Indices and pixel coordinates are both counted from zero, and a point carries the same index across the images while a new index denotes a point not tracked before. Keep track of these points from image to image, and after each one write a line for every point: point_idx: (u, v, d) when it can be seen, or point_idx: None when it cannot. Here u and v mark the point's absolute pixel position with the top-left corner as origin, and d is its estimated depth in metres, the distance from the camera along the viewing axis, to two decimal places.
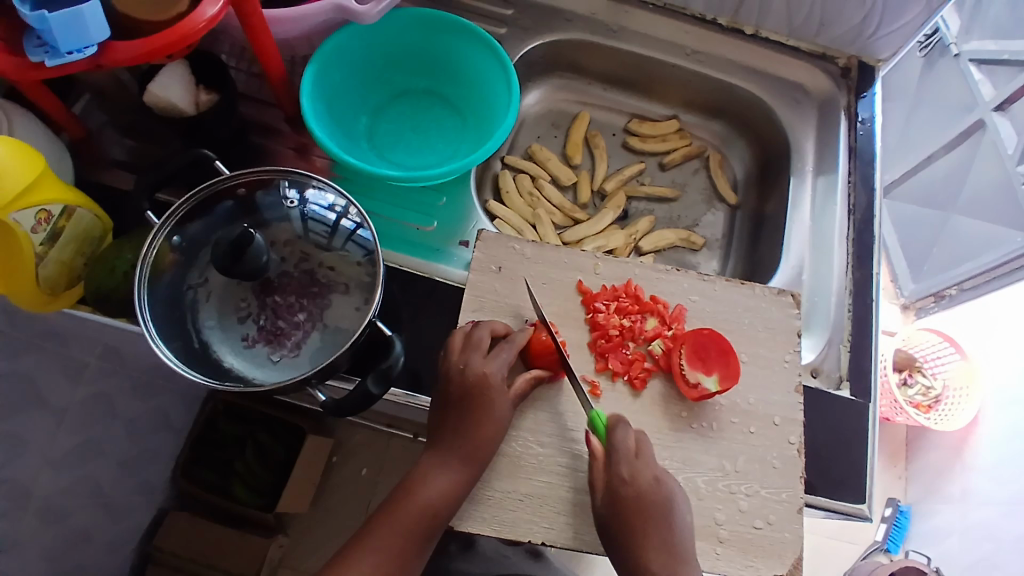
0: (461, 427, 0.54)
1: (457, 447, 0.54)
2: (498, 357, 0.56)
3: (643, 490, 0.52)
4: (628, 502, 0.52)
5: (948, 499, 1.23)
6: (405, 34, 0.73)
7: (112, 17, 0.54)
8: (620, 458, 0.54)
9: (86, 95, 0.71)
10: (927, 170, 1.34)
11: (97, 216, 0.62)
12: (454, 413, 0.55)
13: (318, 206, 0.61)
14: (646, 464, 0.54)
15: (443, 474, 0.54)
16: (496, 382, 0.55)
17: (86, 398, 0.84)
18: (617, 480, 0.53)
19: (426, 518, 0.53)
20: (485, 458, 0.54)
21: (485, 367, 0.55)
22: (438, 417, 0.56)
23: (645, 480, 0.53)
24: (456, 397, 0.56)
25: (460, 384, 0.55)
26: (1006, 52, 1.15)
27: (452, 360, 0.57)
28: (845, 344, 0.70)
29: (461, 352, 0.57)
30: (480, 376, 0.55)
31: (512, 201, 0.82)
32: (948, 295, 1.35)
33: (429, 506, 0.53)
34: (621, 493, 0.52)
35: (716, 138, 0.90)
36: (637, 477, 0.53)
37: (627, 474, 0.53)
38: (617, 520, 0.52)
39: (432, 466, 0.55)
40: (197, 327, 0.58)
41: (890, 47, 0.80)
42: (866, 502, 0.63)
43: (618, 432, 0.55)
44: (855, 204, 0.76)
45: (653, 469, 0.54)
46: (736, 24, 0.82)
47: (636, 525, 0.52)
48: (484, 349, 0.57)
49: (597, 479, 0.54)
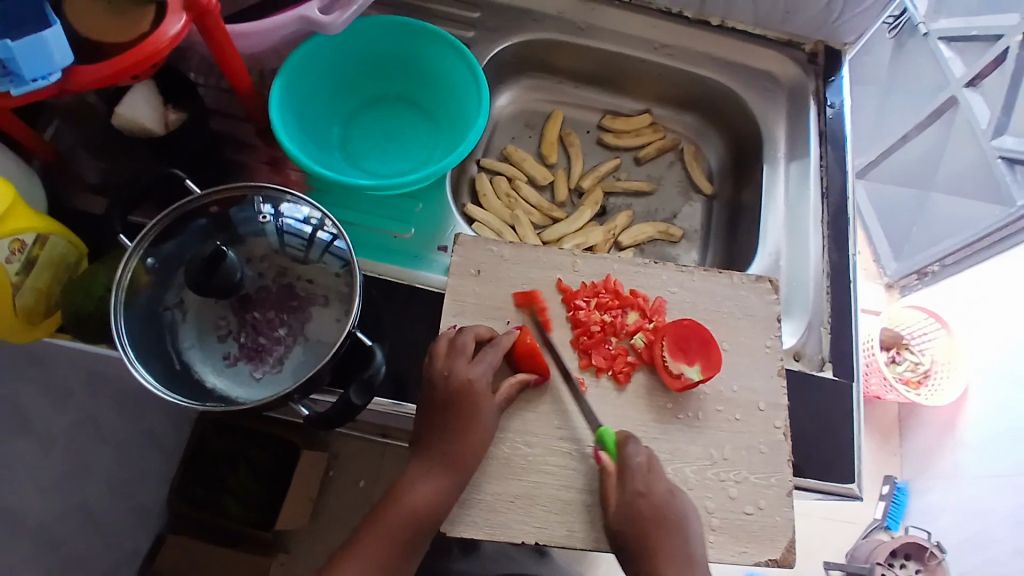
0: (447, 432, 0.54)
1: (443, 453, 0.54)
2: (482, 361, 0.56)
3: (658, 505, 0.53)
4: (643, 517, 0.52)
5: (942, 473, 1.24)
6: (373, 43, 0.73)
7: (74, 41, 0.54)
8: (632, 471, 0.54)
9: (55, 120, 0.71)
10: (903, 150, 1.36)
11: (71, 242, 0.62)
12: (439, 418, 0.55)
13: (293, 219, 0.60)
14: (659, 478, 0.54)
15: (431, 480, 0.54)
16: (481, 388, 0.55)
17: (72, 425, 0.82)
18: (631, 496, 0.53)
19: (413, 525, 0.53)
20: (472, 462, 0.54)
21: (471, 373, 0.55)
22: (424, 423, 0.56)
23: (659, 493, 0.53)
24: (442, 401, 0.55)
25: (445, 390, 0.55)
26: (975, 28, 1.17)
27: (436, 367, 0.56)
28: (825, 326, 0.71)
29: (445, 357, 0.57)
30: (467, 382, 0.55)
31: (490, 204, 0.82)
32: (931, 272, 1.37)
33: (416, 513, 0.53)
34: (637, 508, 0.53)
35: (690, 131, 0.91)
36: (651, 492, 0.53)
37: (637, 488, 0.53)
38: (632, 531, 0.52)
39: (419, 473, 0.54)
40: (177, 348, 0.58)
41: (855, 31, 0.81)
42: (854, 482, 0.64)
43: (628, 448, 0.55)
44: (829, 187, 0.77)
45: (666, 484, 0.54)
46: (703, 17, 0.83)
47: (652, 536, 0.52)
48: (469, 354, 0.56)
49: (610, 495, 0.54)
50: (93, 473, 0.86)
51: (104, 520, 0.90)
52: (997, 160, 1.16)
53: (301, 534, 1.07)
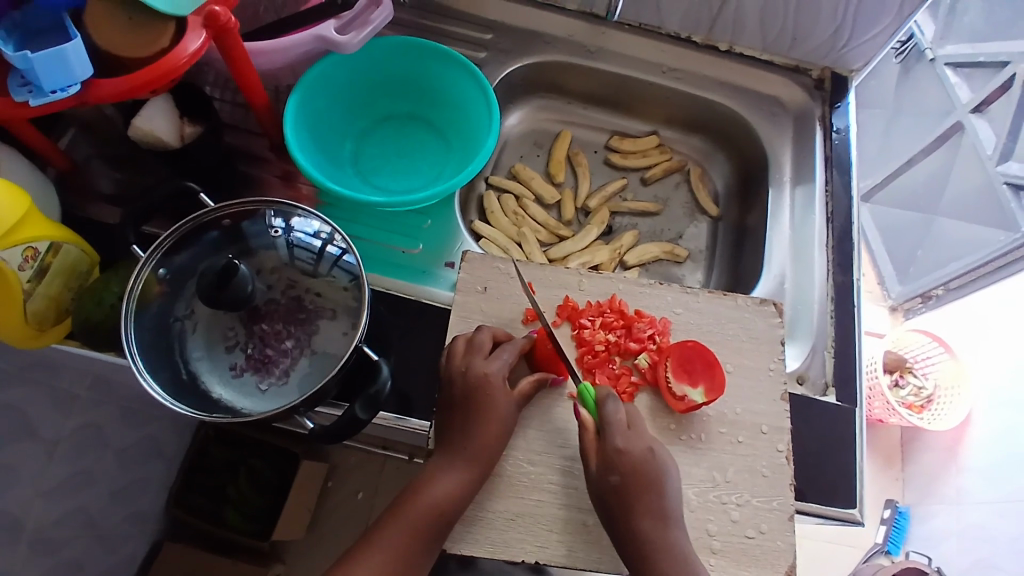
0: (465, 429, 0.55)
1: (462, 447, 0.55)
2: (499, 358, 0.57)
3: (638, 460, 0.54)
4: (625, 472, 0.53)
5: (944, 499, 1.23)
6: (386, 61, 0.74)
7: (96, 54, 0.55)
8: (615, 428, 0.55)
9: (72, 130, 0.72)
10: (908, 173, 1.37)
11: (83, 250, 0.63)
12: (459, 414, 0.56)
13: (303, 233, 0.61)
14: (638, 436, 0.55)
15: (451, 475, 0.54)
16: (497, 383, 0.56)
17: (76, 430, 0.83)
18: (612, 452, 0.54)
19: (433, 517, 0.53)
20: (490, 456, 0.55)
21: (487, 368, 0.56)
22: (443, 421, 0.57)
23: (638, 450, 0.54)
24: (459, 399, 0.56)
25: (462, 386, 0.56)
26: (982, 55, 1.18)
27: (455, 363, 0.58)
28: (829, 350, 0.71)
29: (463, 355, 0.58)
30: (482, 377, 0.56)
31: (498, 220, 0.83)
32: (935, 295, 1.37)
33: (438, 506, 0.53)
34: (619, 463, 0.53)
35: (697, 153, 0.92)
36: (631, 449, 0.54)
37: (620, 444, 0.54)
38: (611, 488, 0.53)
39: (438, 468, 0.55)
40: (185, 358, 0.58)
41: (862, 59, 0.82)
42: (857, 507, 0.64)
43: (607, 406, 0.56)
44: (834, 212, 0.78)
45: (646, 441, 0.55)
46: (711, 41, 0.84)
47: (632, 492, 0.53)
48: (485, 351, 0.58)
49: (591, 452, 0.55)
50: (95, 478, 0.87)
51: (104, 524, 0.90)
52: (1002, 185, 1.17)
53: (298, 545, 1.07)
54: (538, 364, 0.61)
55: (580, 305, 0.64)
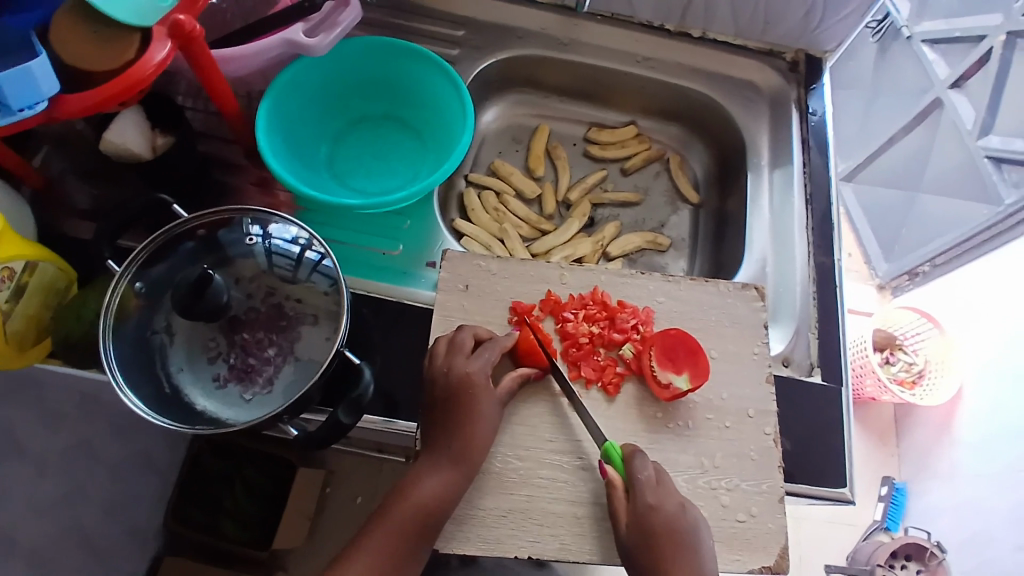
0: (451, 428, 0.55)
1: (448, 446, 0.55)
2: (481, 356, 0.57)
3: (670, 517, 0.53)
4: (657, 531, 0.52)
5: (939, 474, 1.24)
6: (357, 63, 0.74)
7: (61, 68, 0.55)
8: (644, 485, 0.54)
9: (44, 147, 0.71)
10: (890, 152, 1.37)
11: (60, 267, 0.62)
12: (444, 413, 0.56)
13: (281, 240, 0.61)
14: (668, 492, 0.54)
15: (438, 474, 0.54)
16: (480, 381, 0.56)
17: (66, 448, 0.82)
18: (643, 511, 0.53)
19: (422, 517, 0.53)
20: (477, 454, 0.55)
21: (468, 367, 0.57)
22: (429, 421, 0.57)
23: (670, 506, 0.53)
24: (444, 398, 0.56)
25: (445, 385, 0.56)
26: (957, 30, 1.18)
27: (437, 364, 0.57)
28: (813, 331, 0.71)
29: (445, 355, 0.58)
30: (464, 377, 0.56)
31: (479, 218, 0.83)
32: (921, 271, 1.38)
33: (425, 507, 0.53)
34: (651, 522, 0.52)
35: (675, 141, 0.92)
36: (663, 505, 0.53)
37: (650, 501, 0.53)
38: (643, 547, 0.52)
39: (426, 467, 0.55)
40: (167, 371, 0.58)
41: (835, 39, 0.82)
42: (846, 486, 0.64)
43: (635, 461, 0.55)
44: (813, 195, 0.78)
45: (675, 496, 0.54)
46: (684, 29, 0.84)
47: (666, 549, 0.52)
48: (467, 350, 0.58)
49: (622, 513, 0.54)
50: (89, 497, 0.86)
51: (100, 542, 0.89)
52: (983, 159, 1.17)
53: (299, 553, 1.07)
54: (521, 359, 0.61)
55: (563, 298, 0.64)
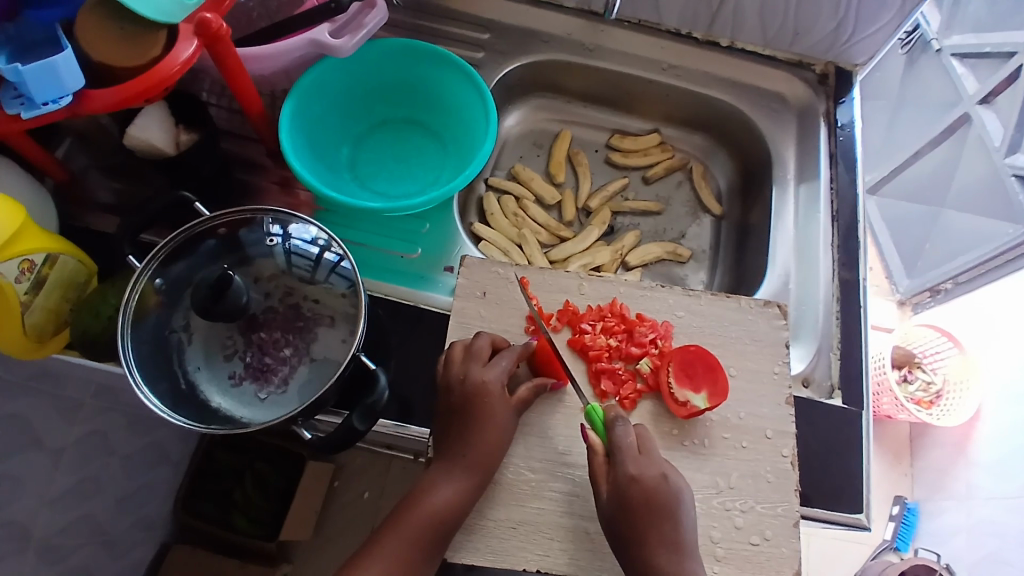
0: (465, 437, 0.55)
1: (461, 455, 0.54)
2: (497, 365, 0.57)
3: (650, 488, 0.52)
4: (638, 502, 0.51)
5: (953, 495, 1.22)
6: (382, 64, 0.74)
7: (89, 65, 0.55)
8: (624, 453, 0.53)
9: (68, 139, 0.72)
10: (915, 166, 1.35)
11: (81, 261, 0.62)
12: (459, 422, 0.56)
13: (301, 240, 0.61)
14: (650, 462, 0.54)
15: (450, 484, 0.53)
16: (495, 391, 0.56)
17: (82, 438, 0.83)
18: (623, 479, 0.52)
19: (433, 527, 0.52)
20: (489, 464, 0.54)
21: (485, 375, 0.56)
22: (442, 430, 0.57)
23: (651, 477, 0.52)
24: (458, 405, 0.56)
25: (461, 393, 0.56)
26: (988, 45, 1.16)
27: (453, 371, 0.57)
28: (834, 351, 0.70)
29: (461, 362, 0.57)
30: (480, 385, 0.56)
31: (498, 222, 0.82)
32: (943, 289, 1.34)
33: (438, 516, 0.52)
34: (631, 493, 0.52)
35: (698, 150, 0.90)
36: (643, 476, 0.52)
37: (629, 470, 0.52)
38: (623, 518, 0.52)
39: (439, 476, 0.54)
40: (184, 369, 0.58)
41: (866, 52, 0.80)
42: (863, 511, 0.63)
43: (616, 429, 0.54)
44: (838, 210, 0.76)
45: (657, 466, 0.53)
46: (711, 37, 0.83)
47: (645, 520, 0.51)
48: (484, 359, 0.57)
49: (602, 477, 0.54)
50: (101, 484, 0.87)
51: (111, 530, 0.91)
52: (1010, 177, 1.15)
53: (305, 547, 1.07)
54: (537, 368, 0.61)
55: (580, 308, 0.63)
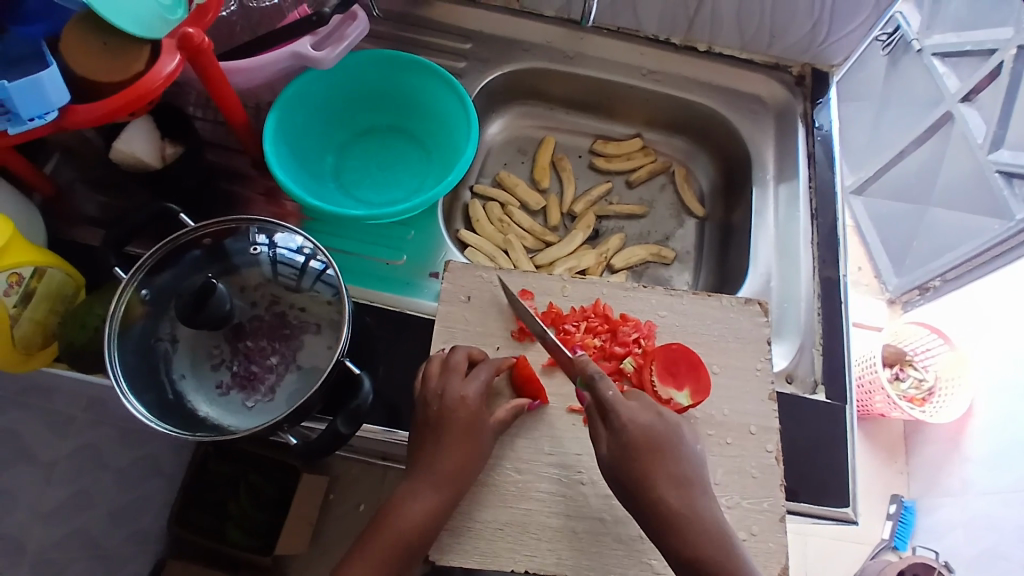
0: (439, 451, 0.54)
1: (433, 471, 0.54)
2: (476, 377, 0.57)
3: (648, 427, 0.52)
4: (636, 440, 0.51)
5: (948, 492, 1.22)
6: (365, 75, 0.75)
7: (74, 80, 0.56)
8: (615, 404, 0.52)
9: (56, 154, 0.73)
10: (899, 165, 1.37)
11: (68, 274, 0.63)
12: (435, 436, 0.56)
13: (287, 249, 0.61)
14: (645, 406, 0.54)
15: (422, 499, 0.53)
16: (473, 405, 0.56)
17: (73, 452, 0.82)
18: (620, 423, 0.52)
19: (406, 543, 0.52)
20: (461, 480, 0.54)
21: (464, 391, 0.56)
22: (417, 444, 0.57)
23: (647, 419, 0.52)
24: (434, 420, 0.56)
25: (437, 408, 0.56)
26: (968, 44, 1.18)
27: (431, 387, 0.57)
28: (817, 347, 0.71)
29: (438, 377, 0.57)
30: (460, 400, 0.56)
31: (483, 228, 0.83)
32: (932, 287, 1.36)
33: (407, 534, 0.52)
34: (629, 433, 0.52)
35: (680, 153, 0.92)
36: (639, 418, 0.52)
37: (623, 416, 0.52)
38: (626, 468, 0.51)
39: (410, 493, 0.54)
40: (171, 379, 0.58)
41: (842, 53, 0.82)
42: (850, 505, 0.63)
43: (597, 384, 0.53)
44: (818, 209, 0.78)
45: (651, 409, 0.53)
46: (690, 42, 0.85)
47: (646, 461, 0.51)
48: (461, 372, 0.58)
49: (600, 435, 0.53)
50: (95, 499, 0.86)
51: (106, 546, 0.89)
52: (994, 173, 1.16)
53: (302, 559, 1.07)
54: (518, 389, 0.60)
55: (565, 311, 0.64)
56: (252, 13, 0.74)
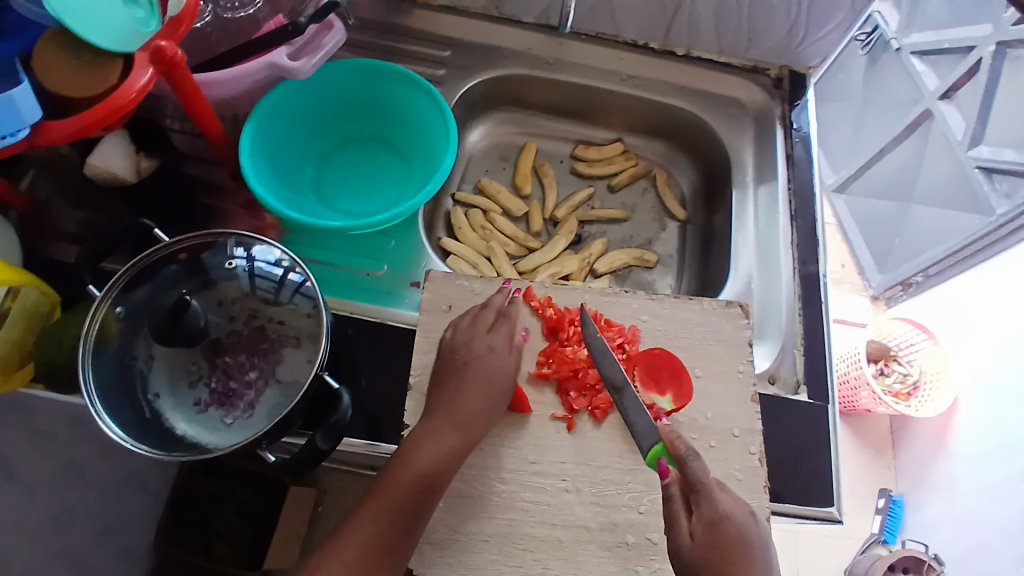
0: (463, 392, 0.56)
1: (454, 414, 0.55)
2: (500, 330, 0.60)
3: (740, 528, 0.49)
4: (729, 537, 0.49)
5: (935, 486, 1.23)
6: (343, 85, 0.74)
7: (46, 97, 0.55)
8: (710, 488, 0.50)
9: (31, 170, 0.71)
10: (881, 163, 1.39)
11: (44, 292, 0.62)
12: (456, 385, 0.57)
13: (264, 262, 0.61)
14: (734, 499, 0.51)
15: (441, 441, 0.54)
16: (498, 353, 0.59)
17: (57, 470, 0.84)
18: (712, 516, 0.49)
19: (421, 484, 0.53)
20: (478, 425, 0.56)
21: (490, 342, 0.59)
22: (438, 388, 0.58)
23: (738, 515, 0.50)
24: (461, 364, 0.58)
25: (466, 353, 0.58)
26: (947, 41, 1.19)
27: (458, 336, 0.59)
28: (798, 348, 0.71)
29: (466, 327, 0.59)
30: (487, 350, 0.58)
31: (465, 236, 0.83)
32: (915, 282, 1.38)
33: (424, 474, 0.53)
34: (723, 528, 0.49)
35: (661, 157, 0.92)
36: (733, 514, 0.50)
37: (720, 507, 0.50)
38: (711, 556, 0.48)
39: (435, 428, 0.55)
40: (147, 397, 0.58)
41: (819, 55, 0.83)
42: (834, 505, 0.64)
43: (690, 464, 0.51)
44: (797, 210, 0.78)
45: (742, 507, 0.51)
46: (668, 47, 0.85)
47: (734, 559, 0.48)
48: (488, 325, 0.60)
49: (682, 519, 0.50)
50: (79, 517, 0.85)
51: None
52: (975, 169, 1.18)
53: None
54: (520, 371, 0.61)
55: (553, 312, 0.63)
56: (227, 24, 0.73)
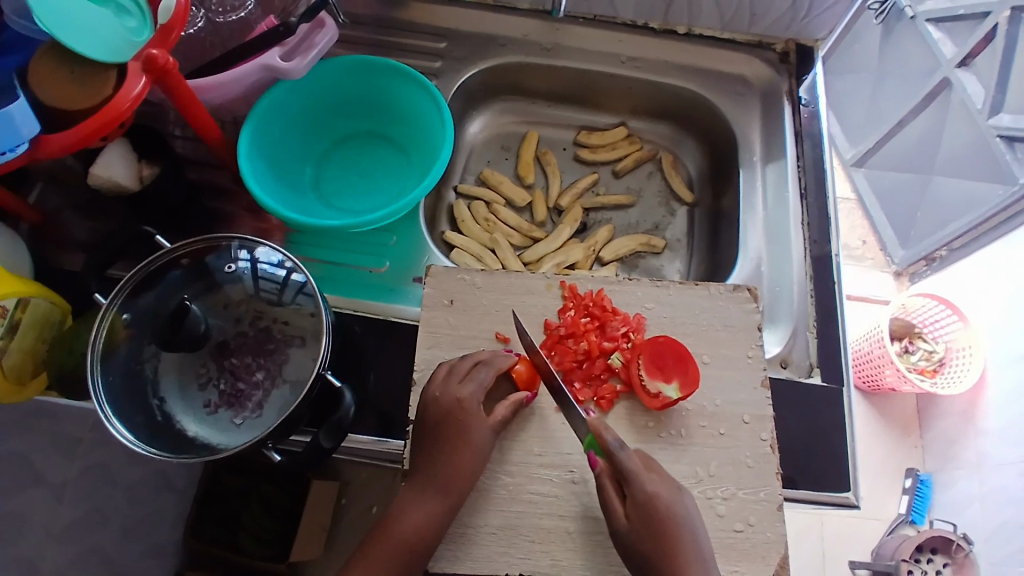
0: (436, 455, 0.54)
1: (432, 477, 0.54)
2: (473, 380, 0.56)
3: (669, 507, 0.51)
4: (660, 518, 0.50)
5: (965, 464, 1.20)
6: (340, 83, 0.74)
7: (43, 111, 0.56)
8: (639, 475, 0.52)
9: (39, 183, 0.73)
10: (899, 136, 1.34)
11: (53, 301, 0.63)
12: (432, 441, 0.55)
13: (268, 263, 0.61)
14: (663, 478, 0.53)
15: (422, 507, 0.53)
16: (471, 407, 0.55)
17: (83, 472, 0.81)
18: (642, 498, 0.51)
19: (405, 552, 0.52)
20: (463, 486, 0.53)
21: (460, 392, 0.55)
22: (416, 448, 0.56)
23: (665, 494, 0.52)
24: (434, 423, 0.55)
25: (437, 411, 0.55)
26: (962, 7, 1.16)
27: (432, 391, 0.57)
28: (811, 331, 0.70)
29: (440, 381, 0.57)
30: (455, 402, 0.55)
31: (469, 228, 0.83)
32: (938, 257, 1.35)
33: (407, 541, 0.52)
34: (654, 510, 0.51)
35: (665, 139, 0.90)
36: (660, 494, 0.51)
37: (647, 491, 0.51)
38: (645, 536, 0.50)
39: (412, 497, 0.54)
40: (158, 401, 0.59)
41: (825, 27, 0.81)
42: (850, 490, 0.63)
43: (619, 455, 0.52)
44: (806, 188, 0.76)
45: (671, 484, 0.53)
46: (669, 26, 0.83)
47: (667, 539, 0.50)
48: (462, 375, 0.57)
49: (617, 505, 0.52)
50: None
51: None
52: (995, 138, 1.14)
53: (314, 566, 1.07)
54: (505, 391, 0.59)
55: (572, 314, 0.63)
56: (222, 27, 0.73)
